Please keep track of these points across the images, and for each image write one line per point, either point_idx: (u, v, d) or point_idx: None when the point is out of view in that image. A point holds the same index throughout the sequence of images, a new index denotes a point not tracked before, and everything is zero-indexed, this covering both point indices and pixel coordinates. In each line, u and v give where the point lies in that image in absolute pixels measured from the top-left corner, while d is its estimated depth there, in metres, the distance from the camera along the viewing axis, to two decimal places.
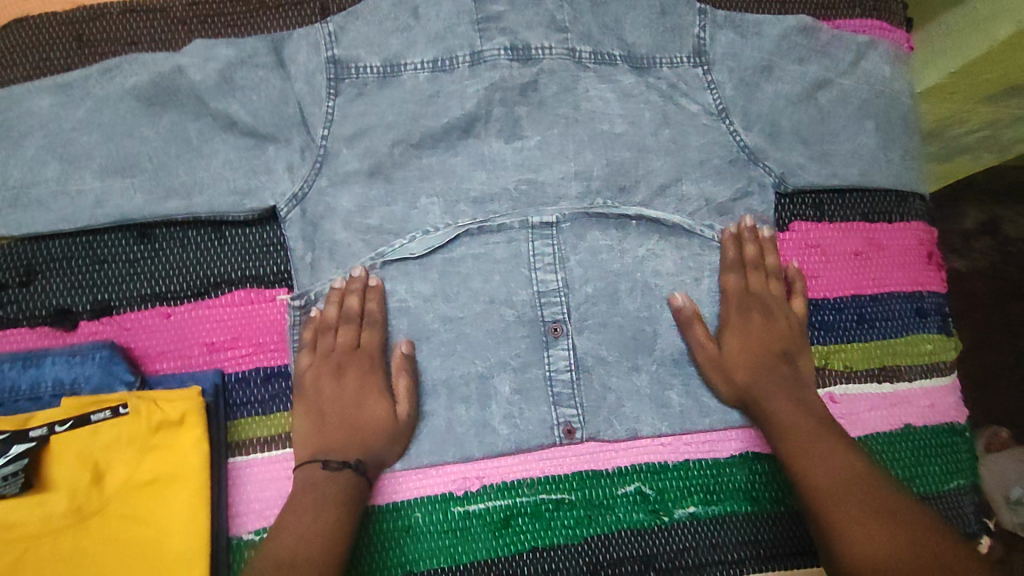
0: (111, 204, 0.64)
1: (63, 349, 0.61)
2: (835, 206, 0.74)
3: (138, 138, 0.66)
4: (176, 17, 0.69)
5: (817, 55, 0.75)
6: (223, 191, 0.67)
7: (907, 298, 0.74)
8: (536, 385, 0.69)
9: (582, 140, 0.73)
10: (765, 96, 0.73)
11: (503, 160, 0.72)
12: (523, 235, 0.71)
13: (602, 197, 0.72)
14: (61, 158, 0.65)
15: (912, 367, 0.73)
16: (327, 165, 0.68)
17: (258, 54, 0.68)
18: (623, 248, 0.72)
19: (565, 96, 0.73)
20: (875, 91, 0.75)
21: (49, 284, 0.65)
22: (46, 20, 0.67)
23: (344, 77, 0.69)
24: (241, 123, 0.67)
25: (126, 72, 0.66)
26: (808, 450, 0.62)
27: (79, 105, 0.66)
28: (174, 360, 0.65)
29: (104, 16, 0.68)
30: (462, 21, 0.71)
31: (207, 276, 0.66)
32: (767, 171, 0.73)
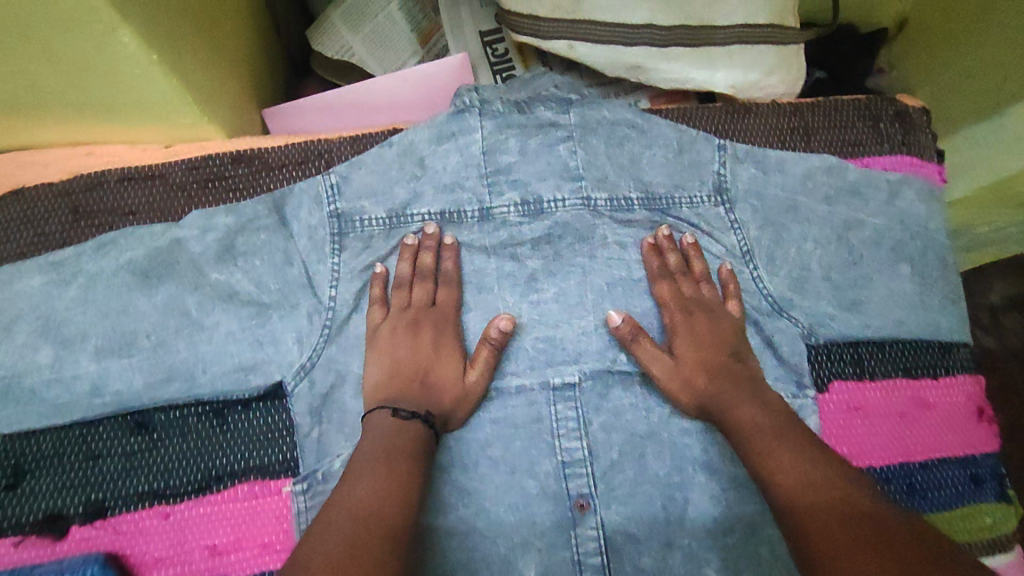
0: (110, 390, 0.60)
1: (52, 568, 0.57)
2: (875, 362, 0.67)
3: (135, 314, 0.62)
4: (175, 183, 0.66)
5: (847, 195, 0.70)
6: (227, 367, 0.62)
7: (961, 464, 0.65)
8: (564, 568, 0.63)
9: (601, 290, 0.68)
10: (791, 238, 0.69)
11: (519, 317, 0.67)
12: (543, 397, 0.66)
13: (626, 353, 0.67)
14: (55, 343, 0.61)
15: (974, 545, 0.65)
16: (336, 331, 0.64)
17: (260, 218, 0.64)
18: (648, 408, 0.66)
19: (582, 246, 0.68)
20: (911, 232, 0.69)
21: (39, 486, 0.60)
22: (41, 190, 0.64)
23: (349, 233, 0.66)
24: (242, 293, 0.63)
25: (121, 247, 0.63)
26: (768, 440, 0.55)
27: (71, 284, 0.62)
28: (173, 567, 0.60)
29: (100, 185, 0.65)
30: (471, 174, 0.68)
31: (209, 469, 0.61)
32: (792, 321, 0.67)
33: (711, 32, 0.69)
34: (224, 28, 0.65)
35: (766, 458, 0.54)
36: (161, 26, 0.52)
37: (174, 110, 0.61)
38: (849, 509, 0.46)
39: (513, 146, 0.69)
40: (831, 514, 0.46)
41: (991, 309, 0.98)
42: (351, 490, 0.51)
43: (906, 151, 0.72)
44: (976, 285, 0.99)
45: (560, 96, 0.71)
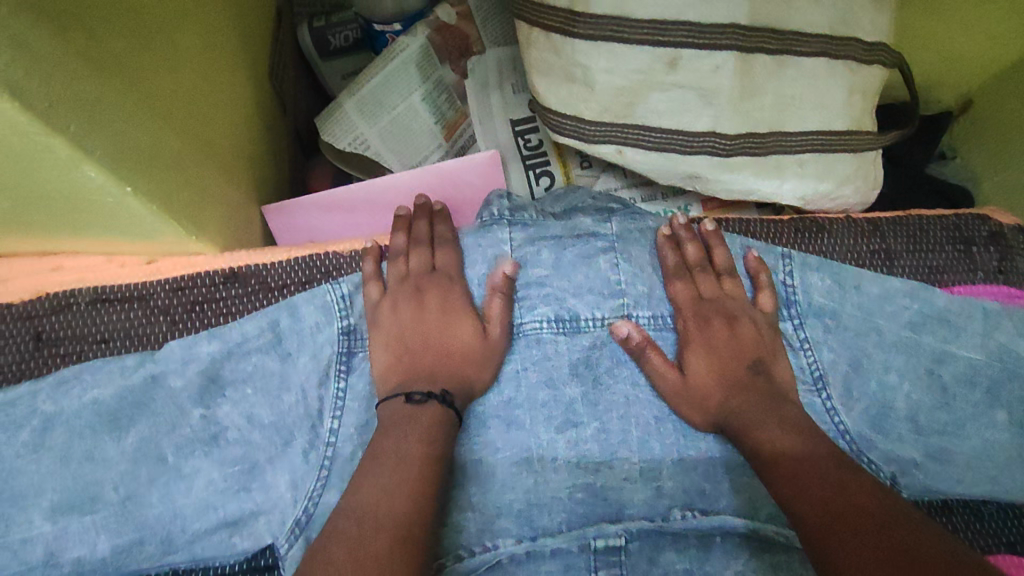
0: (69, 557, 0.51)
1: None
2: (970, 533, 0.57)
3: (101, 462, 0.53)
4: (156, 307, 0.57)
5: (936, 322, 0.60)
6: (210, 523, 0.53)
7: None
8: None
9: (648, 424, 0.56)
10: (872, 367, 0.60)
11: (554, 459, 0.55)
12: (582, 560, 0.54)
13: (678, 509, 0.55)
14: (3, 499, 0.51)
15: None
16: (337, 470, 0.54)
17: (251, 339, 0.56)
18: (705, 573, 0.54)
19: (621, 373, 0.57)
20: (1007, 371, 0.60)
21: None
22: (0, 315, 0.56)
23: (358, 349, 0.57)
24: (229, 430, 0.54)
25: (87, 383, 0.54)
26: (795, 468, 0.47)
27: (23, 427, 0.53)
28: None
29: (69, 308, 0.56)
30: (501, 289, 0.57)
31: None
32: (872, 466, 0.57)
33: (780, 139, 0.61)
34: (216, 128, 0.57)
35: (784, 478, 0.47)
36: (136, 150, 0.44)
37: (155, 229, 0.52)
38: (888, 545, 0.39)
39: (546, 258, 0.59)
40: (857, 526, 0.41)
41: None
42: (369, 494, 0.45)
43: (1001, 279, 0.64)
44: None
45: (602, 205, 0.63)
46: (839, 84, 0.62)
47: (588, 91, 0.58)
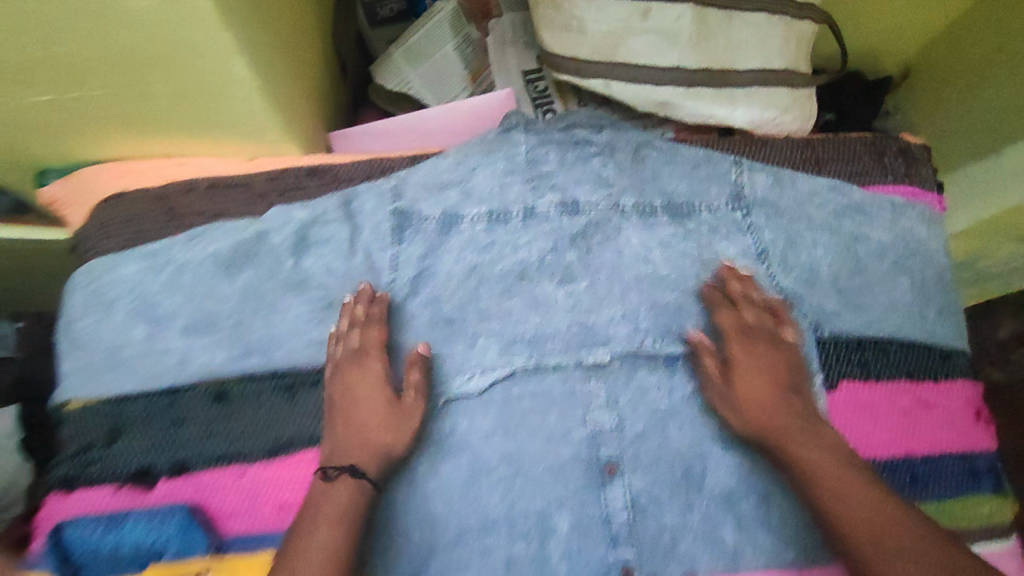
0: (196, 363, 0.68)
1: (144, 509, 0.63)
2: (881, 365, 0.71)
3: (218, 299, 0.70)
4: (256, 191, 0.74)
5: (852, 211, 0.75)
6: (300, 344, 0.69)
7: (960, 459, 0.70)
8: (594, 524, 0.65)
9: (627, 283, 0.72)
10: (804, 243, 0.74)
11: (556, 305, 0.71)
12: (576, 374, 0.69)
13: (650, 337, 0.70)
14: (148, 321, 0.69)
15: (973, 529, 0.68)
16: (395, 310, 0.70)
17: (330, 212, 0.72)
18: (669, 387, 0.69)
19: (607, 247, 0.73)
20: (908, 249, 0.75)
21: (132, 445, 0.66)
22: (140, 195, 0.73)
23: (408, 227, 0.72)
24: (313, 279, 0.71)
25: (210, 240, 0.71)
26: (833, 488, 0.59)
27: (161, 271, 0.70)
28: (246, 522, 0.64)
29: (192, 191, 0.74)
30: (515, 181, 0.73)
31: (281, 436, 0.66)
32: (802, 314, 0.72)
33: (731, 75, 0.77)
34: (302, 64, 0.76)
35: (825, 501, 0.59)
36: (266, 63, 0.64)
37: (257, 127, 0.71)
38: (892, 526, 0.54)
39: (552, 158, 0.75)
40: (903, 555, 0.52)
41: None
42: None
43: (908, 183, 0.78)
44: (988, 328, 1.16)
45: (594, 122, 0.78)
46: (777, 32, 0.79)
47: (581, 36, 0.76)
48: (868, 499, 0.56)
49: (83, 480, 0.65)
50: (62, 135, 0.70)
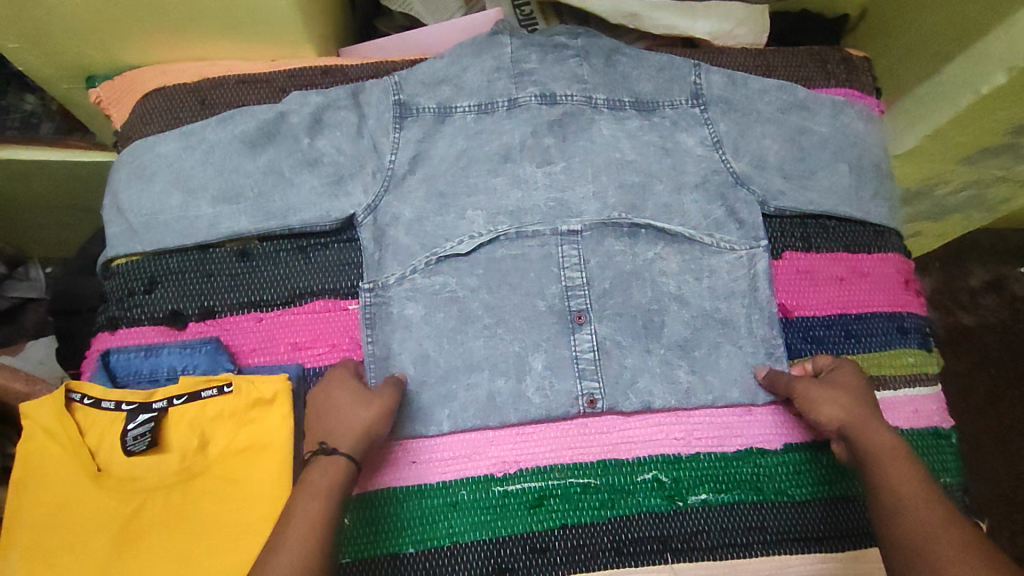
0: (223, 227, 0.76)
1: (177, 344, 0.73)
2: (820, 239, 0.81)
3: (242, 173, 0.78)
4: (277, 86, 0.85)
5: (797, 108, 0.84)
6: (314, 213, 0.77)
7: (888, 318, 0.80)
8: (565, 362, 0.74)
9: (598, 166, 0.80)
10: (753, 135, 0.82)
11: (535, 182, 0.79)
12: (553, 241, 0.77)
13: (617, 210, 0.78)
14: (184, 191, 0.77)
15: (897, 377, 0.78)
16: (395, 187, 0.78)
17: (341, 99, 0.79)
18: (634, 253, 0.78)
19: (582, 135, 0.81)
20: (849, 141, 0.84)
21: (167, 292, 0.76)
22: (177, 89, 0.85)
23: (409, 116, 0.79)
24: (325, 157, 0.78)
25: (237, 122, 0.79)
26: (905, 479, 0.59)
27: (196, 148, 0.79)
28: (263, 356, 0.75)
29: (222, 85, 0.85)
30: (502, 77, 0.81)
31: (294, 288, 0.77)
32: (750, 192, 0.80)
33: None
34: None
35: (900, 511, 0.57)
36: None
37: (281, 28, 0.82)
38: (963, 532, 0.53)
39: (535, 58, 0.81)
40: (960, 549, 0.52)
41: (969, 290, 1.26)
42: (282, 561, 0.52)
43: (848, 86, 0.89)
44: (955, 265, 1.28)
45: (572, 30, 0.83)
46: None
47: None
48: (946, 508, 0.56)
49: (125, 320, 0.75)
50: (108, 35, 0.81)
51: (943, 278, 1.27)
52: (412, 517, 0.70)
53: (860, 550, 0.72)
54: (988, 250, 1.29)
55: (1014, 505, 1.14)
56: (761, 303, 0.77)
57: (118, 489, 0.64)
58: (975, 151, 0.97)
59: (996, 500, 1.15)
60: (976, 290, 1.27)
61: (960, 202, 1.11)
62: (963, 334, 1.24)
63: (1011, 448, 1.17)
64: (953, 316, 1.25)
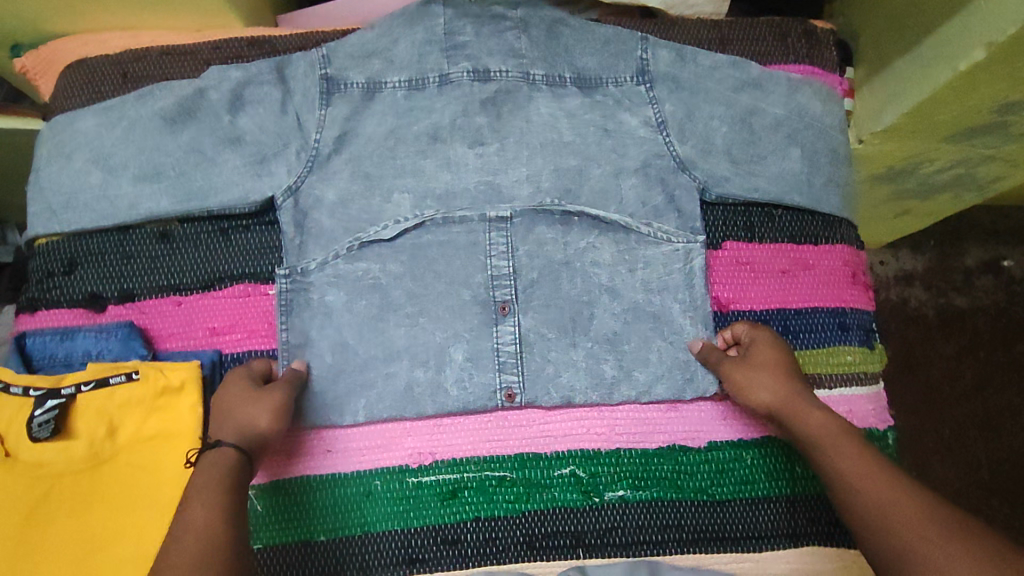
0: (143, 207, 0.73)
1: (93, 328, 0.72)
2: (764, 228, 0.77)
3: (163, 151, 0.73)
4: (202, 59, 0.81)
5: (750, 86, 0.77)
6: (235, 194, 0.73)
7: (829, 313, 0.76)
8: (485, 353, 0.71)
9: (534, 147, 0.74)
10: (701, 116, 0.75)
11: (466, 164, 0.73)
12: (482, 227, 0.72)
13: (550, 196, 0.73)
14: (105, 168, 0.74)
15: (832, 375, 0.75)
16: (320, 166, 0.73)
17: (263, 74, 0.73)
18: (565, 241, 0.73)
19: (517, 114, 0.74)
20: (804, 123, 0.78)
21: (86, 274, 0.75)
22: (99, 61, 0.81)
23: (336, 93, 0.73)
24: (247, 134, 0.73)
25: (157, 97, 0.75)
26: (844, 455, 0.59)
27: (116, 126, 0.75)
28: (181, 340, 0.74)
29: (144, 58, 0.81)
30: (432, 49, 0.73)
31: (215, 272, 0.75)
32: (693, 178, 0.75)
33: None
34: None
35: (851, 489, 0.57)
36: None
37: None
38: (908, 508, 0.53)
39: (469, 30, 0.73)
40: (921, 535, 0.51)
41: (967, 271, 1.19)
42: (178, 555, 0.52)
43: (807, 63, 0.84)
44: (950, 245, 1.20)
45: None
46: None
47: None
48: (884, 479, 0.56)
49: (45, 301, 0.75)
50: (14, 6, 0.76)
51: (937, 256, 1.19)
52: (326, 506, 0.70)
53: (776, 553, 0.70)
54: (989, 229, 1.21)
55: (990, 492, 1.10)
56: (693, 298, 0.73)
57: (25, 472, 0.65)
58: (962, 128, 0.84)
59: (974, 486, 1.12)
60: (971, 270, 1.19)
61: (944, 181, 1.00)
62: (954, 318, 1.17)
63: (991, 433, 1.13)
64: (946, 299, 1.18)
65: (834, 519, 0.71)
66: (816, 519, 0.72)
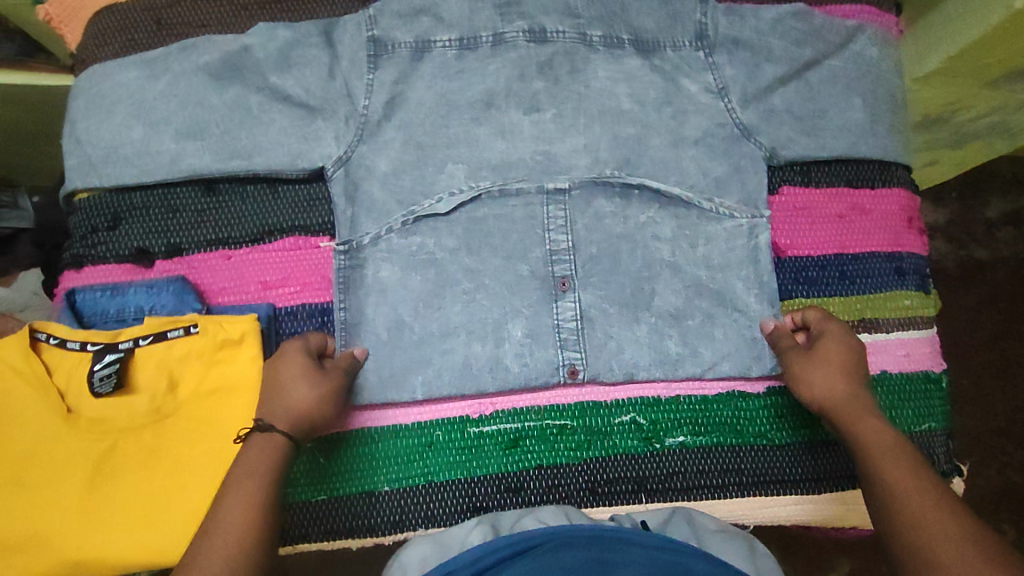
0: (185, 163, 0.72)
1: (143, 283, 0.71)
2: (821, 172, 0.77)
3: (207, 107, 0.71)
4: (239, 4, 0.78)
5: (812, 38, 0.74)
6: (279, 155, 0.71)
7: (887, 259, 0.76)
8: (545, 330, 0.70)
9: (592, 115, 0.72)
10: (762, 76, 0.72)
11: (521, 132, 0.72)
12: (538, 200, 0.72)
13: (609, 167, 0.72)
14: (145, 123, 0.72)
15: (890, 320, 0.75)
16: (369, 135, 0.71)
17: (311, 36, 0.72)
18: (625, 215, 0.73)
19: (577, 77, 0.73)
20: (863, 71, 0.76)
21: (132, 229, 0.73)
22: (131, 6, 0.78)
23: (383, 56, 0.71)
24: (294, 97, 0.71)
25: (201, 51, 0.72)
26: (894, 469, 0.54)
27: (159, 79, 0.72)
28: (233, 295, 0.73)
29: (179, 3, 0.79)
30: (485, 6, 0.72)
31: (263, 224, 0.74)
32: (758, 146, 0.73)
33: None
34: None
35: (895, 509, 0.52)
36: None
37: None
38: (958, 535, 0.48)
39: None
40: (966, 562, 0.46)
41: (989, 224, 1.13)
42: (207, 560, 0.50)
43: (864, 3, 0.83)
44: (977, 198, 1.14)
45: None
46: None
47: None
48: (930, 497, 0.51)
49: (91, 257, 0.73)
50: None
51: (959, 208, 1.13)
52: (388, 456, 0.70)
53: (834, 494, 0.72)
54: (1009, 177, 1.14)
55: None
56: (757, 275, 0.72)
57: (89, 428, 0.64)
58: (1009, 72, 0.77)
59: (990, 434, 1.07)
60: (993, 222, 1.13)
61: (985, 128, 0.90)
62: (975, 267, 1.12)
63: (1011, 381, 1.08)
64: (966, 250, 1.13)
65: None
66: None
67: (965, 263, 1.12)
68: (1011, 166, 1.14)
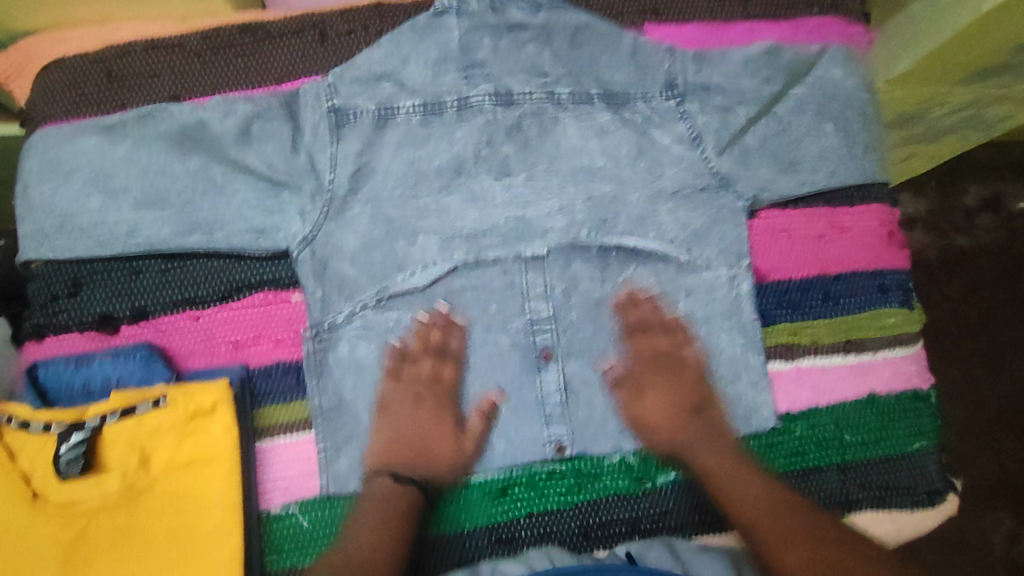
0: (143, 235, 0.69)
1: (108, 352, 0.68)
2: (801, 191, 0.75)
3: (169, 176, 0.69)
4: (191, 51, 0.76)
5: (784, 74, 0.73)
6: (241, 229, 0.69)
7: (869, 276, 0.75)
8: (529, 406, 0.70)
9: (564, 175, 0.71)
10: (737, 122, 0.71)
11: (493, 199, 0.71)
12: (515, 267, 0.70)
13: (586, 229, 0.71)
14: (103, 192, 0.69)
15: (876, 339, 0.74)
16: (336, 211, 0.69)
17: (272, 109, 0.69)
18: (604, 278, 0.72)
19: (546, 138, 0.72)
20: (829, 95, 0.74)
21: (94, 294, 0.71)
22: (79, 59, 0.75)
23: (345, 124, 0.69)
24: (257, 171, 0.69)
25: (158, 118, 0.70)
26: (726, 483, 0.66)
27: (119, 145, 0.70)
28: (205, 357, 0.71)
29: (129, 53, 0.76)
30: (448, 68, 0.70)
31: (230, 282, 0.71)
32: (737, 196, 0.72)
33: None
34: None
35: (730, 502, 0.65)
36: None
37: None
38: (802, 528, 0.61)
39: (487, 44, 0.70)
40: (800, 537, 0.60)
41: (967, 212, 1.12)
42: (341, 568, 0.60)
43: (833, 13, 0.82)
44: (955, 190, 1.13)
45: None
46: None
47: None
48: (765, 490, 0.65)
49: (52, 326, 0.71)
50: None
51: (939, 201, 1.12)
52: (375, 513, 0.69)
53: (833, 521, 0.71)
54: (988, 168, 1.13)
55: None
56: (741, 327, 0.72)
57: (60, 512, 0.61)
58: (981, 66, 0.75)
59: (982, 426, 1.07)
60: (972, 211, 1.12)
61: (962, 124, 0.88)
62: (958, 260, 1.11)
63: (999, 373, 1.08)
64: (948, 240, 1.11)
65: (885, 482, 0.72)
66: (867, 483, 0.71)
67: (952, 261, 1.11)
68: (990, 158, 1.13)
